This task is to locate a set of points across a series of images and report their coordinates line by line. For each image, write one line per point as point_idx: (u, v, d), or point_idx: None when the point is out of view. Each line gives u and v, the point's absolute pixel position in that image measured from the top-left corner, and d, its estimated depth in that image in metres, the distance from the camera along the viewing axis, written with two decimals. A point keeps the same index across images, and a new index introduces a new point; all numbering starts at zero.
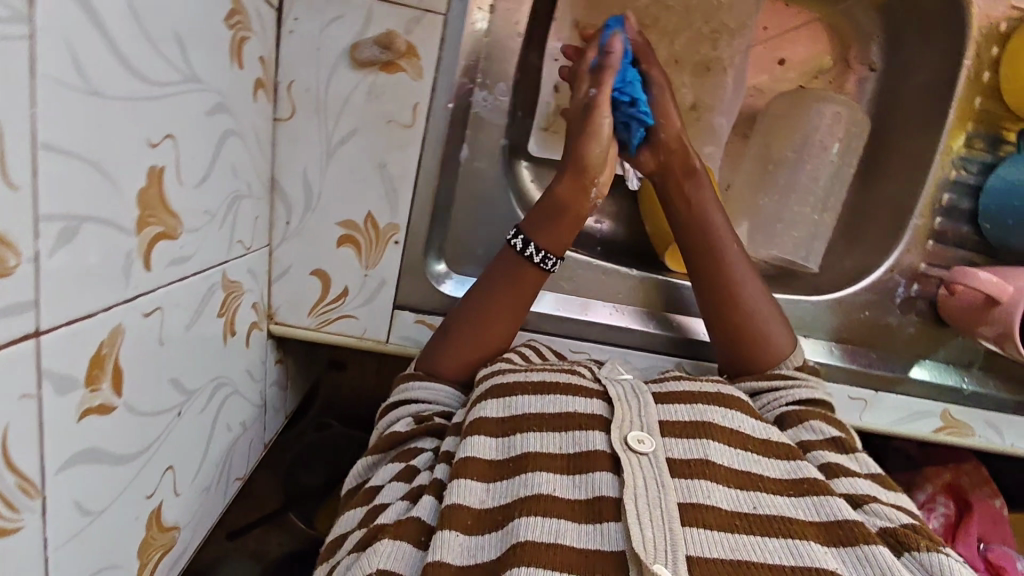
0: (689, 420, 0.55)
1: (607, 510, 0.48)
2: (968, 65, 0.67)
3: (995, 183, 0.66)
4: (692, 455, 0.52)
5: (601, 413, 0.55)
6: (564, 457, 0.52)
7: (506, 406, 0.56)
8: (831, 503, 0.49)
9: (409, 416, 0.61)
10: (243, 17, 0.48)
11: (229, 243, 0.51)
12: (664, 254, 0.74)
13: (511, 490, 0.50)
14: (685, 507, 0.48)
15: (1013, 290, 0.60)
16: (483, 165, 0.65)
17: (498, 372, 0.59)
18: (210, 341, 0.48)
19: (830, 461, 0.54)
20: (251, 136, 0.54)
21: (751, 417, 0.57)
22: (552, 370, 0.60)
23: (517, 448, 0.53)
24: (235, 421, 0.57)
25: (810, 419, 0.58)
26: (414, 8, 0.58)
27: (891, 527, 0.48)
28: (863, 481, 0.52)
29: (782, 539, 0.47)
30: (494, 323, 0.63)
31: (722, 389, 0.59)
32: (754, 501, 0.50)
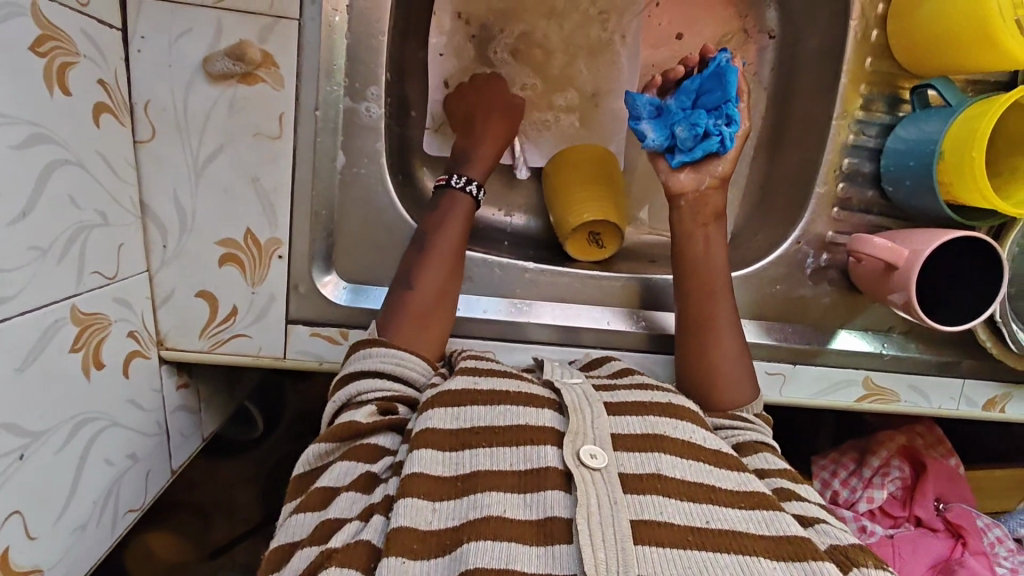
0: (642, 433, 0.52)
1: (559, 533, 0.45)
2: (855, 25, 0.65)
3: (893, 145, 0.65)
4: (644, 470, 0.49)
5: (554, 426, 0.52)
6: (514, 475, 0.49)
7: (456, 417, 0.53)
8: (781, 518, 0.47)
9: (369, 404, 0.55)
10: (61, 43, 0.47)
11: (79, 276, 0.50)
12: (564, 241, 0.70)
13: (459, 515, 0.46)
14: (636, 524, 0.45)
15: (908, 253, 0.59)
16: (365, 170, 0.64)
17: (449, 381, 0.56)
18: (60, 377, 0.47)
19: (782, 486, 0.53)
20: (99, 163, 0.52)
21: (703, 427, 0.55)
22: (502, 379, 0.57)
23: (464, 466, 0.49)
24: (118, 454, 0.55)
25: (765, 451, 0.57)
26: (265, 15, 0.57)
27: (840, 546, 0.47)
28: (814, 506, 0.51)
29: (734, 555, 0.44)
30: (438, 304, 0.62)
31: (673, 399, 0.57)
32: (708, 515, 0.47)
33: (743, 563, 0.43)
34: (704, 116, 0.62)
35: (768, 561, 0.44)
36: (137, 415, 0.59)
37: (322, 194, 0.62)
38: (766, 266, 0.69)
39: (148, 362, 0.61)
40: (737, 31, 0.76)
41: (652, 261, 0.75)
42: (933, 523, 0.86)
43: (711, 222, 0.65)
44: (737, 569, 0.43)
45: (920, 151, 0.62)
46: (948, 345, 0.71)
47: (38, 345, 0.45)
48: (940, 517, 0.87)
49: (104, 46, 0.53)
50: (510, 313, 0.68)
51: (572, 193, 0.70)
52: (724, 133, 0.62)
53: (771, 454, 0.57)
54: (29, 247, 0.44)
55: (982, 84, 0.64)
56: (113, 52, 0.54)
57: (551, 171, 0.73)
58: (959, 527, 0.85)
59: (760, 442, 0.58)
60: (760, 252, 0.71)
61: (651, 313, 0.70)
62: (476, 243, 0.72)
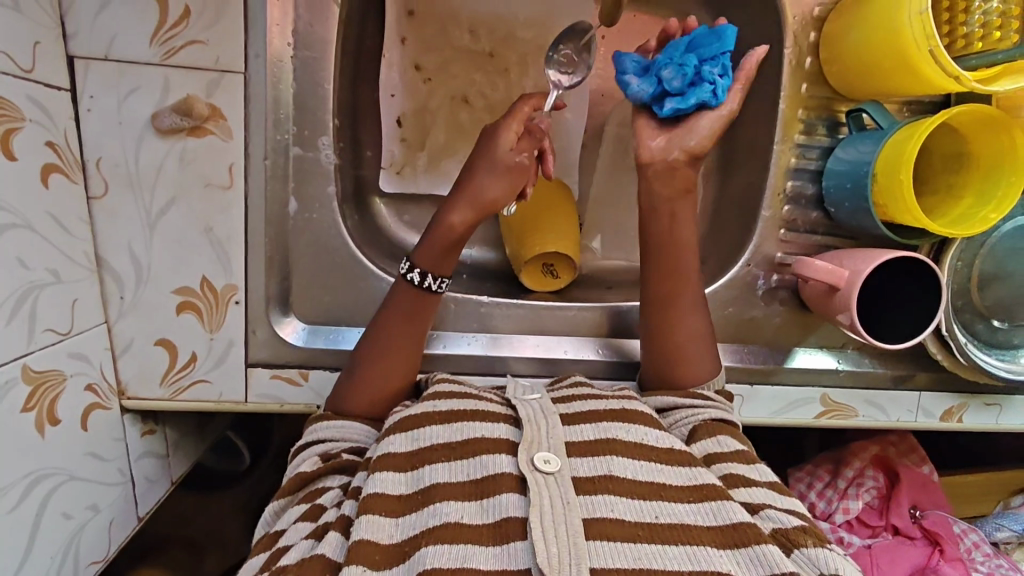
0: (595, 438, 0.53)
1: (515, 531, 0.46)
2: (788, 53, 0.67)
3: (833, 167, 0.66)
4: (597, 472, 0.51)
5: (507, 438, 0.53)
6: (470, 483, 0.50)
7: (413, 439, 0.54)
8: (728, 507, 0.49)
9: (315, 455, 0.57)
10: (5, 111, 0.48)
11: (31, 334, 0.51)
12: (519, 272, 0.72)
13: (421, 522, 0.48)
14: (589, 522, 0.46)
15: (848, 274, 0.61)
16: (317, 215, 0.65)
17: (405, 407, 0.57)
18: (12, 437, 0.48)
19: (731, 472, 0.54)
20: (51, 222, 0.54)
21: (656, 429, 0.56)
22: (460, 399, 0.58)
23: (424, 480, 0.51)
24: (77, 507, 0.56)
25: (720, 432, 0.57)
26: (211, 70, 0.58)
27: (783, 530, 0.48)
28: (759, 490, 0.52)
29: (682, 546, 0.46)
30: (400, 348, 0.62)
31: (627, 405, 0.58)
32: (658, 511, 0.48)
33: (690, 552, 0.45)
34: (696, 60, 0.60)
35: (715, 549, 0.46)
36: (99, 466, 0.59)
37: (275, 240, 0.64)
38: (718, 290, 0.70)
39: (109, 412, 0.62)
40: None
41: (609, 288, 0.76)
42: (910, 531, 0.86)
43: (678, 197, 0.64)
44: (684, 558, 0.45)
45: (856, 174, 0.63)
46: (902, 359, 0.72)
47: None
48: (917, 525, 0.87)
49: (53, 109, 0.54)
50: (472, 347, 0.70)
51: (546, 225, 0.70)
52: (718, 83, 0.60)
53: (725, 435, 0.57)
54: None
55: (917, 106, 0.66)
56: (62, 114, 0.55)
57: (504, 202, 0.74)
58: (936, 534, 0.85)
59: (715, 423, 0.58)
60: (712, 275, 0.72)
61: (618, 340, 0.72)
62: None
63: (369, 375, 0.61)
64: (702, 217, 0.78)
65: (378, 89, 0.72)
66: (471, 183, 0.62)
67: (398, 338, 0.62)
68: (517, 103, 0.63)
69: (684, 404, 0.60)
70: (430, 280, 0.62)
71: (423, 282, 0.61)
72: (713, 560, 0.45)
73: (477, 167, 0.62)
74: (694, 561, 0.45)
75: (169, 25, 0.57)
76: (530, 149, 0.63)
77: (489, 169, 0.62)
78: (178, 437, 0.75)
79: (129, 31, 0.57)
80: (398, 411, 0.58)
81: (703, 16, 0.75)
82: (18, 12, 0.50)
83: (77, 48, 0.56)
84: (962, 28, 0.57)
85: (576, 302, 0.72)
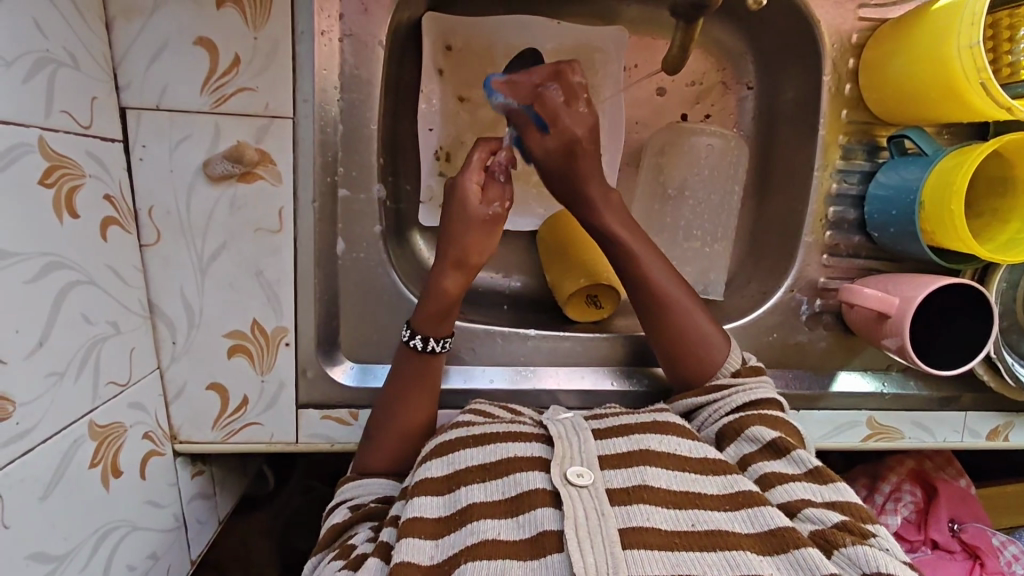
0: (628, 450, 0.53)
1: (551, 544, 0.46)
2: (828, 80, 0.67)
3: (875, 192, 0.66)
4: (631, 482, 0.50)
5: (541, 455, 0.53)
6: (504, 501, 0.49)
7: (448, 463, 0.54)
8: (765, 513, 0.48)
9: (347, 506, 0.58)
10: (68, 169, 0.49)
11: (94, 389, 0.51)
12: (563, 306, 0.72)
13: (458, 541, 0.47)
14: (625, 532, 0.46)
15: (898, 302, 0.62)
16: (365, 254, 0.65)
17: (441, 433, 0.58)
18: (80, 494, 0.49)
19: (768, 471, 0.53)
20: (110, 275, 0.54)
21: (688, 437, 0.55)
22: (493, 424, 0.58)
23: (460, 501, 0.50)
24: (138, 557, 0.56)
25: (748, 427, 0.56)
26: (261, 116, 0.58)
27: (820, 531, 0.47)
28: (798, 484, 0.51)
29: (720, 552, 0.45)
30: (415, 408, 0.61)
31: (660, 416, 0.58)
32: (695, 518, 0.48)
33: (730, 558, 0.45)
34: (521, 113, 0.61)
35: (754, 554, 0.45)
36: (156, 513, 0.59)
37: (324, 281, 0.64)
38: (761, 316, 0.71)
39: (163, 458, 0.62)
40: (716, 83, 0.77)
41: None
42: (950, 545, 0.83)
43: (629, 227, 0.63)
44: (724, 564, 0.44)
45: (901, 200, 0.63)
46: (946, 380, 0.72)
47: (59, 470, 0.47)
48: (955, 538, 0.84)
49: (109, 161, 0.54)
50: (515, 381, 0.70)
51: (597, 256, 0.71)
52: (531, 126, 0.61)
53: (755, 426, 0.56)
54: (48, 373, 0.46)
55: (956, 129, 0.67)
56: (115, 165, 0.55)
57: (544, 233, 0.75)
58: (976, 548, 0.82)
59: (741, 417, 0.57)
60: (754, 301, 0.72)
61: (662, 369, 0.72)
62: (477, 311, 0.73)
63: (389, 437, 0.61)
64: (739, 240, 0.77)
65: (417, 124, 0.73)
66: (448, 242, 0.60)
67: (411, 398, 0.61)
68: (472, 152, 0.62)
69: (708, 403, 0.60)
70: (429, 343, 0.61)
71: (423, 346, 0.61)
72: (754, 565, 0.44)
73: (452, 224, 0.60)
74: (735, 567, 0.44)
75: (219, 73, 0.57)
76: (499, 197, 0.61)
77: (464, 225, 0.59)
78: (225, 476, 0.75)
79: (181, 80, 0.57)
80: (433, 439, 0.58)
81: (739, 42, 0.75)
82: (78, 68, 0.50)
83: (130, 98, 0.56)
84: (1007, 57, 0.59)
85: (617, 332, 0.73)
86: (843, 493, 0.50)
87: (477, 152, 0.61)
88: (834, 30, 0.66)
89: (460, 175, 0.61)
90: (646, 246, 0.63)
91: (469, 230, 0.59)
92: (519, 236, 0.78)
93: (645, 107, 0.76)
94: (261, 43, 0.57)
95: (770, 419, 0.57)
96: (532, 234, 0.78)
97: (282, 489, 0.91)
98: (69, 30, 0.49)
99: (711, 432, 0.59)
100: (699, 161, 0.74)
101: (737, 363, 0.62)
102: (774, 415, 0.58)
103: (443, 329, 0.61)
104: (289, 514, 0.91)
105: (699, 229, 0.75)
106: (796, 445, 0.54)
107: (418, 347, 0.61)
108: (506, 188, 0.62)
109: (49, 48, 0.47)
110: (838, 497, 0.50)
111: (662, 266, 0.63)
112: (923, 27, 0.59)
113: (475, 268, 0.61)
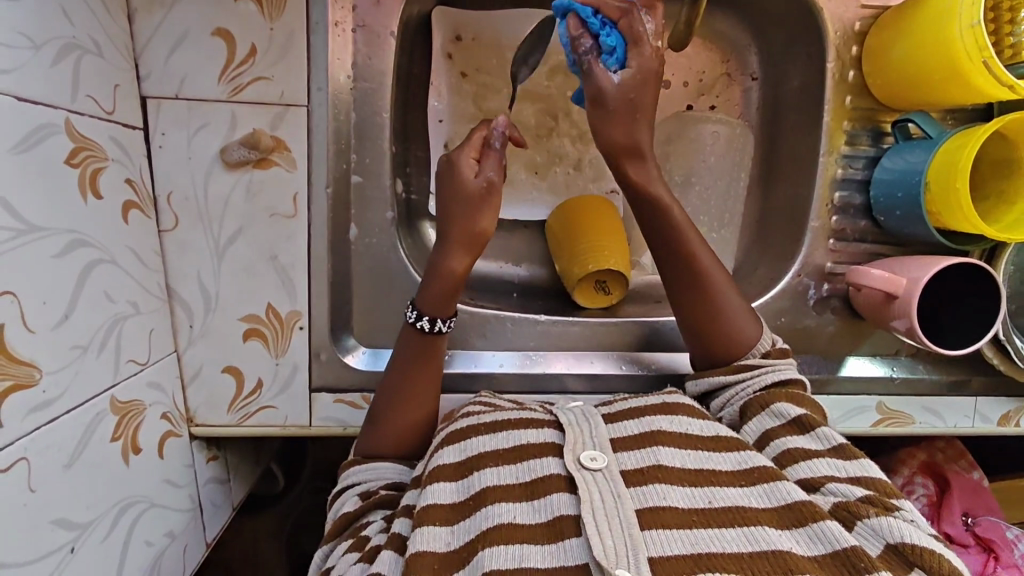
0: (638, 433, 0.54)
1: (568, 528, 0.46)
2: (832, 67, 0.68)
3: (881, 176, 0.67)
4: (645, 463, 0.51)
5: (554, 440, 0.53)
6: (520, 486, 0.50)
7: (462, 448, 0.54)
8: (781, 488, 0.48)
9: (356, 495, 0.58)
10: (93, 151, 0.50)
11: (115, 365, 0.52)
12: (572, 292, 0.73)
13: (474, 526, 0.48)
14: (642, 512, 0.46)
15: (904, 281, 0.62)
16: (376, 239, 0.66)
17: (454, 420, 0.58)
18: (102, 467, 0.50)
19: (792, 447, 0.53)
20: (131, 256, 0.56)
21: (699, 418, 0.56)
22: (507, 410, 0.58)
23: (474, 486, 0.51)
24: (157, 534, 0.57)
25: (773, 403, 0.56)
26: (276, 104, 0.60)
27: (842, 502, 0.47)
28: (823, 461, 0.51)
29: (738, 528, 0.45)
30: (422, 394, 0.62)
31: (669, 399, 0.59)
32: (711, 496, 0.48)
33: (749, 534, 0.45)
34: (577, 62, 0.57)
35: (772, 529, 0.45)
36: (173, 493, 0.60)
37: (338, 265, 0.65)
38: (770, 300, 0.71)
39: (180, 439, 0.63)
40: (720, 75, 0.78)
41: (658, 302, 0.78)
42: (963, 538, 0.81)
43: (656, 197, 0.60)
44: (742, 539, 0.44)
45: (906, 182, 0.64)
46: (955, 364, 0.73)
47: (82, 441, 0.48)
48: (969, 532, 0.82)
49: (130, 148, 0.56)
50: (526, 365, 0.71)
51: (603, 241, 0.71)
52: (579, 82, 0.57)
53: (781, 403, 0.56)
54: (72, 345, 0.47)
55: (959, 114, 0.67)
56: (137, 152, 0.57)
57: (553, 221, 0.76)
58: (989, 541, 0.80)
59: (766, 393, 0.57)
60: (761, 287, 0.73)
61: (669, 354, 0.73)
62: (488, 298, 0.75)
63: (397, 418, 0.61)
64: (746, 228, 0.78)
65: (427, 115, 0.74)
66: (452, 219, 0.60)
67: (416, 385, 0.62)
68: (473, 130, 0.62)
69: (735, 380, 0.60)
70: (436, 324, 0.61)
71: (429, 327, 0.61)
72: (772, 540, 0.44)
73: (449, 199, 0.60)
74: (753, 542, 0.44)
75: (236, 63, 0.59)
76: (499, 170, 0.60)
77: (463, 204, 0.60)
78: (239, 463, 0.75)
79: (199, 70, 0.59)
80: (445, 426, 0.59)
81: (742, 33, 0.76)
82: (102, 56, 0.52)
83: (150, 88, 0.58)
84: (1009, 38, 0.60)
85: (627, 318, 0.74)
86: (867, 470, 0.50)
87: (476, 133, 0.61)
88: (836, 18, 0.67)
89: (456, 151, 0.61)
90: (691, 232, 0.61)
91: (469, 209, 0.59)
92: (528, 226, 0.79)
93: None
94: (277, 34, 0.59)
95: (797, 399, 0.57)
96: (540, 223, 0.79)
97: (294, 482, 0.91)
98: (94, 19, 0.51)
99: (737, 408, 0.59)
100: (704, 148, 0.78)
101: (768, 344, 0.62)
102: (803, 396, 0.58)
103: (449, 310, 0.61)
104: (299, 507, 0.92)
105: (705, 213, 0.78)
106: (819, 422, 0.54)
107: (426, 329, 0.61)
108: (501, 165, 0.61)
109: (76, 35, 0.49)
110: (863, 473, 0.50)
111: (705, 252, 0.62)
112: (925, 10, 0.60)
113: (479, 243, 0.60)
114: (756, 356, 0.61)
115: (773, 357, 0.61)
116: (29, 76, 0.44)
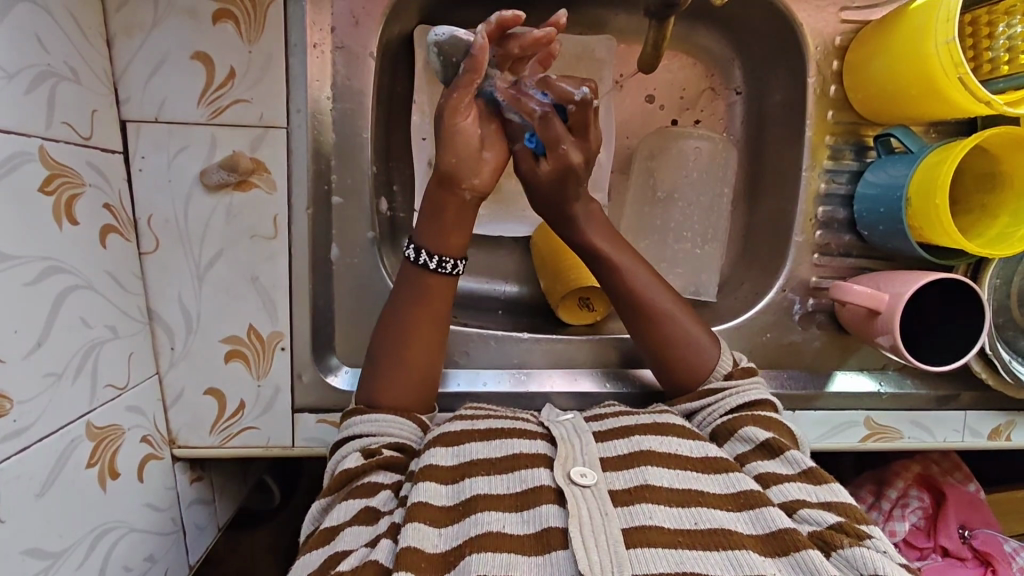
0: (628, 452, 0.53)
1: (556, 540, 0.46)
2: (813, 82, 0.68)
3: (863, 191, 0.67)
4: (633, 483, 0.50)
5: (545, 452, 0.53)
6: (511, 496, 0.49)
7: (454, 453, 0.53)
8: (767, 514, 0.47)
9: (357, 450, 0.56)
10: (68, 177, 0.51)
11: (92, 391, 0.52)
12: (555, 308, 0.73)
13: (462, 532, 0.47)
14: (628, 531, 0.46)
15: (887, 297, 0.62)
16: (358, 259, 0.67)
17: (445, 423, 0.57)
18: (78, 493, 0.50)
19: (764, 471, 0.52)
20: (109, 280, 0.56)
21: (688, 438, 0.55)
22: (497, 419, 0.58)
23: (464, 491, 0.50)
24: (135, 558, 0.57)
25: (742, 426, 0.56)
26: (256, 127, 0.60)
27: (818, 531, 0.46)
28: (793, 485, 0.50)
29: (721, 552, 0.45)
30: (427, 340, 0.60)
31: (659, 418, 0.58)
32: (697, 517, 0.47)
33: (733, 559, 0.44)
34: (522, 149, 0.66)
35: (756, 555, 0.45)
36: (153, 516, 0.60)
37: (321, 285, 0.65)
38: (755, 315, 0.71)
39: (162, 462, 0.63)
40: (705, 89, 0.77)
41: None
42: (961, 551, 0.79)
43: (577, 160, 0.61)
44: (726, 564, 0.44)
45: (887, 197, 0.64)
46: (943, 379, 0.72)
47: (56, 468, 0.48)
48: (966, 545, 0.81)
49: (109, 172, 0.57)
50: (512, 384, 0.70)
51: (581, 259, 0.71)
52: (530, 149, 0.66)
53: (747, 427, 0.56)
54: (46, 373, 0.47)
55: (943, 127, 0.67)
56: (116, 175, 0.57)
57: (536, 240, 0.76)
58: (987, 554, 0.79)
59: (731, 418, 0.57)
60: (746, 302, 0.73)
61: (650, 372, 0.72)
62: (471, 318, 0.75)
63: (393, 367, 0.59)
64: (732, 241, 0.77)
65: (409, 131, 0.74)
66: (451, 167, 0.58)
67: (419, 330, 0.60)
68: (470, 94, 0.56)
69: (702, 406, 0.60)
70: (439, 262, 0.60)
71: (435, 266, 0.60)
72: (757, 566, 0.44)
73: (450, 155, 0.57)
74: (737, 568, 0.44)
75: (215, 86, 0.59)
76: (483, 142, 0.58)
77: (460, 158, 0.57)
78: (224, 483, 0.75)
79: (178, 93, 0.59)
80: (434, 428, 0.57)
81: (726, 49, 0.76)
82: (78, 82, 0.53)
83: (130, 112, 0.59)
84: (987, 53, 0.60)
85: (610, 334, 0.74)
86: (841, 494, 0.49)
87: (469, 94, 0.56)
88: (816, 33, 0.67)
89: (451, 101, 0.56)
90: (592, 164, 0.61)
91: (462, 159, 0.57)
92: (513, 242, 0.79)
93: (634, 113, 0.77)
94: (256, 57, 0.59)
95: (762, 418, 0.57)
96: (525, 239, 0.79)
97: None
98: (70, 46, 0.52)
99: (707, 433, 0.59)
100: None
101: (729, 365, 0.62)
102: (770, 417, 0.57)
103: (458, 247, 0.60)
104: None
105: (689, 230, 0.75)
106: (789, 445, 0.54)
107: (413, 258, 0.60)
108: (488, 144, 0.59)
109: (50, 63, 0.49)
110: (834, 499, 0.49)
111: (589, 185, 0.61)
112: (902, 24, 0.60)
113: (469, 188, 0.59)
114: (716, 379, 0.61)
115: (739, 379, 0.60)
116: (2, 106, 0.44)
